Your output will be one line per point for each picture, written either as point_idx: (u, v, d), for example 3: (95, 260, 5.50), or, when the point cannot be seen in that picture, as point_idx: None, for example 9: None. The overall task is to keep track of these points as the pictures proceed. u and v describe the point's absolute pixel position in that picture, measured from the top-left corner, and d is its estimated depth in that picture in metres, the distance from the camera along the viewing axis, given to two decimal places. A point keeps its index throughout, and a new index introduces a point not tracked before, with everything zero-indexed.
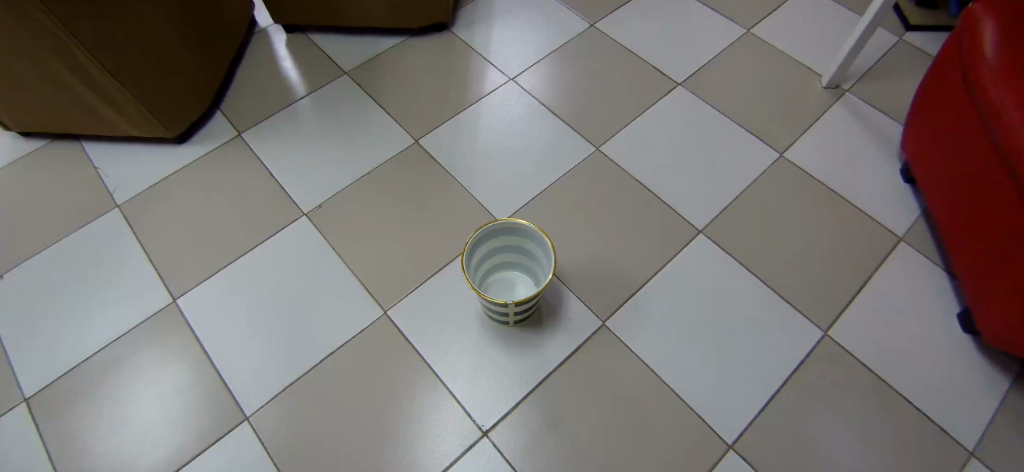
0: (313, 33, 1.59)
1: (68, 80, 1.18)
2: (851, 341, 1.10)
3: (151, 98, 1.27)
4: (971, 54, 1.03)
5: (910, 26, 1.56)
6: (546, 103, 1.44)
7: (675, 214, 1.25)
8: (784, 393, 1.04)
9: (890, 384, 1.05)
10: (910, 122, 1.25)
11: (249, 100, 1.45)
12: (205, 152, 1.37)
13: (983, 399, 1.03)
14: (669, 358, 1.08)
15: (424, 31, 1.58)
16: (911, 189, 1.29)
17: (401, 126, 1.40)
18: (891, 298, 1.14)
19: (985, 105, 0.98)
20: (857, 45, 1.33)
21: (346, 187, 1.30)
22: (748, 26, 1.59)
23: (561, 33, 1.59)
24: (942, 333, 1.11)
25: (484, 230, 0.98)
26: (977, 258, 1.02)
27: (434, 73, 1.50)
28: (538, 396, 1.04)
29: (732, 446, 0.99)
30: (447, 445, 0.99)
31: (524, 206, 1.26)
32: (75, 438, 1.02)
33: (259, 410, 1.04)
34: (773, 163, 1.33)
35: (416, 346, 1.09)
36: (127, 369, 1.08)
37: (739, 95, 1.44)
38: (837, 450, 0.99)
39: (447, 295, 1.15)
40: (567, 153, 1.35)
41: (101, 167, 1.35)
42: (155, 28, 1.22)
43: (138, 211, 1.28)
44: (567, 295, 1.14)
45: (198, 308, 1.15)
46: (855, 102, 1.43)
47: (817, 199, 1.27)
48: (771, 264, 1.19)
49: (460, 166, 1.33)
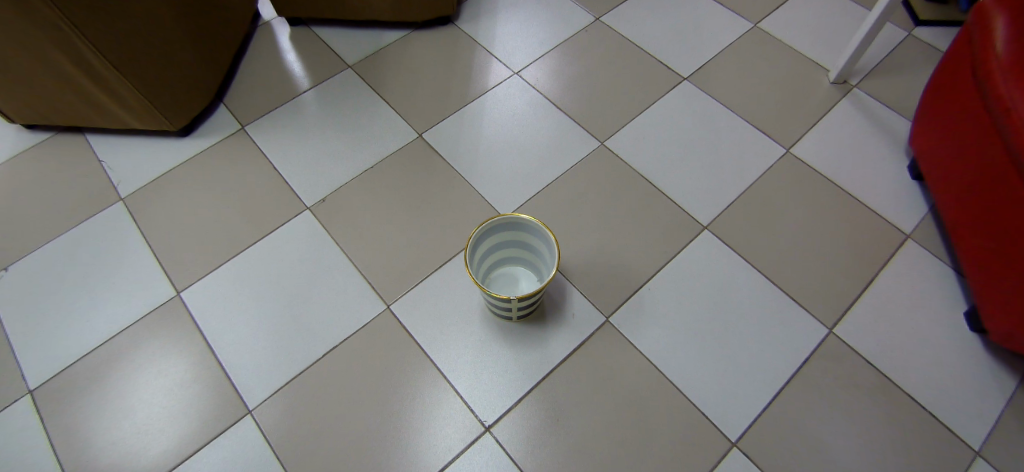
0: (317, 26, 1.58)
1: (73, 74, 1.18)
2: (857, 339, 1.09)
3: (155, 92, 1.26)
4: (981, 48, 1.02)
5: (920, 20, 1.54)
6: (551, 97, 1.42)
7: (680, 210, 1.24)
8: (788, 391, 1.04)
9: (896, 382, 1.04)
10: (919, 117, 1.23)
11: (252, 93, 1.45)
12: (209, 146, 1.36)
13: (990, 398, 1.03)
14: (673, 355, 1.07)
15: (428, 25, 1.57)
16: (917, 185, 1.28)
17: (404, 119, 1.39)
18: (897, 296, 1.13)
19: (995, 101, 0.96)
20: (866, 39, 1.32)
21: (350, 181, 1.29)
22: (755, 21, 1.57)
23: (566, 27, 1.57)
24: (949, 331, 1.10)
25: (487, 224, 0.97)
26: (986, 256, 1.01)
27: (438, 67, 1.49)
28: (540, 391, 1.03)
29: (735, 444, 0.99)
30: (449, 440, 0.99)
31: (528, 200, 1.26)
32: (79, 431, 1.02)
33: (261, 404, 1.04)
34: (779, 158, 1.32)
35: (418, 341, 1.09)
36: (131, 362, 1.09)
37: (745, 91, 1.43)
38: (842, 449, 0.99)
39: (451, 291, 1.14)
40: (571, 148, 1.34)
41: (105, 159, 1.35)
42: (160, 22, 1.21)
43: (142, 204, 1.28)
44: (570, 290, 1.14)
45: (201, 302, 1.15)
46: (863, 97, 1.41)
47: (824, 196, 1.26)
48: (776, 260, 1.18)
49: (464, 161, 1.32)
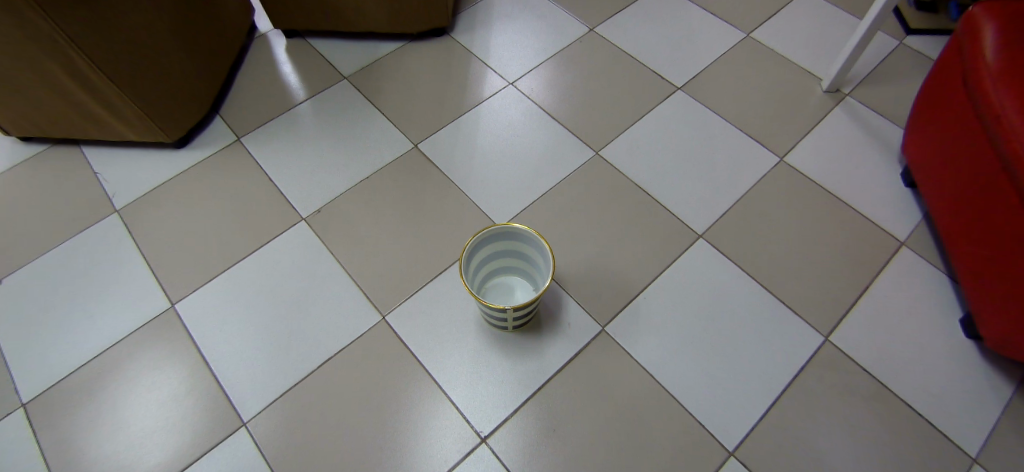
0: (312, 37, 1.59)
1: (68, 86, 1.18)
2: (853, 346, 1.09)
3: (150, 103, 1.26)
4: (971, 56, 1.03)
5: (910, 29, 1.56)
6: (545, 107, 1.43)
7: (675, 219, 1.25)
8: (784, 399, 1.03)
9: (893, 390, 1.04)
10: (911, 125, 1.24)
11: (248, 105, 1.45)
12: (205, 158, 1.37)
13: (987, 405, 1.02)
14: (670, 364, 1.07)
15: (424, 36, 1.59)
16: (910, 191, 1.28)
17: (399, 129, 1.40)
18: (892, 303, 1.14)
19: (986, 108, 0.97)
20: (858, 48, 1.33)
21: (346, 192, 1.30)
22: (748, 31, 1.59)
23: (560, 38, 1.58)
24: (944, 338, 1.10)
25: (481, 234, 0.97)
26: (980, 263, 1.01)
27: (434, 78, 1.50)
28: (537, 401, 1.03)
29: (732, 453, 0.98)
30: (445, 451, 0.99)
31: (523, 210, 1.26)
32: (73, 444, 1.01)
33: (256, 416, 1.03)
34: (774, 166, 1.32)
35: (414, 352, 1.09)
36: (126, 375, 1.08)
37: (737, 99, 1.44)
38: (840, 457, 0.98)
39: (446, 301, 1.14)
40: (567, 157, 1.34)
41: (101, 172, 1.35)
42: (155, 35, 1.22)
43: (137, 217, 1.28)
44: (565, 299, 1.14)
45: (195, 314, 1.14)
46: (855, 105, 1.42)
47: (818, 203, 1.27)
48: (771, 268, 1.18)
49: (460, 170, 1.33)
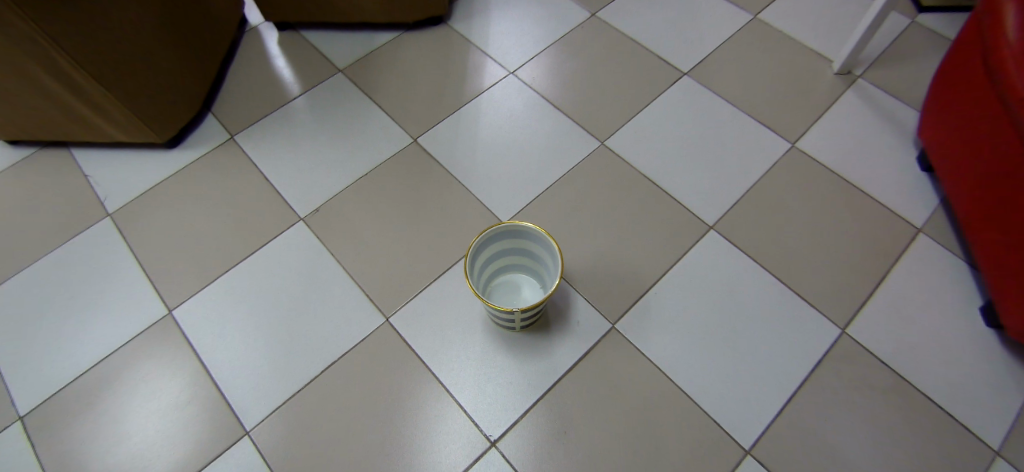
0: (305, 29, 1.54)
1: (53, 87, 1.14)
2: (871, 338, 1.06)
3: (138, 102, 1.22)
4: (992, 35, 0.97)
5: (923, 6, 1.51)
6: (547, 97, 1.39)
7: (685, 210, 1.21)
8: (800, 394, 1.01)
9: (912, 383, 1.01)
10: (928, 108, 1.19)
11: (241, 102, 1.41)
12: (198, 158, 1.33)
13: (1009, 396, 1.00)
14: (683, 361, 1.04)
15: (420, 25, 1.53)
16: (926, 175, 1.24)
17: (398, 123, 1.36)
18: (910, 293, 1.10)
19: (1008, 91, 0.92)
20: (871, 28, 1.28)
21: (345, 189, 1.26)
22: (755, 12, 1.54)
23: (561, 24, 1.53)
24: (965, 327, 1.07)
25: (485, 233, 0.93)
26: (1004, 252, 0.97)
27: (431, 69, 1.45)
28: (547, 403, 1.00)
29: (749, 451, 0.96)
30: (453, 456, 0.96)
31: (528, 204, 1.22)
32: (72, 456, 0.99)
33: (259, 424, 1.00)
34: (785, 153, 1.28)
35: (419, 354, 1.06)
36: (124, 385, 1.05)
37: (746, 84, 1.39)
38: (859, 454, 0.96)
39: (452, 301, 1.11)
40: (571, 148, 1.30)
41: (92, 174, 1.31)
42: (140, 31, 1.17)
43: (130, 220, 1.24)
44: (574, 296, 1.11)
45: (193, 320, 1.11)
46: (867, 88, 1.38)
47: (832, 191, 1.23)
48: (784, 259, 1.15)
49: (461, 165, 1.29)
